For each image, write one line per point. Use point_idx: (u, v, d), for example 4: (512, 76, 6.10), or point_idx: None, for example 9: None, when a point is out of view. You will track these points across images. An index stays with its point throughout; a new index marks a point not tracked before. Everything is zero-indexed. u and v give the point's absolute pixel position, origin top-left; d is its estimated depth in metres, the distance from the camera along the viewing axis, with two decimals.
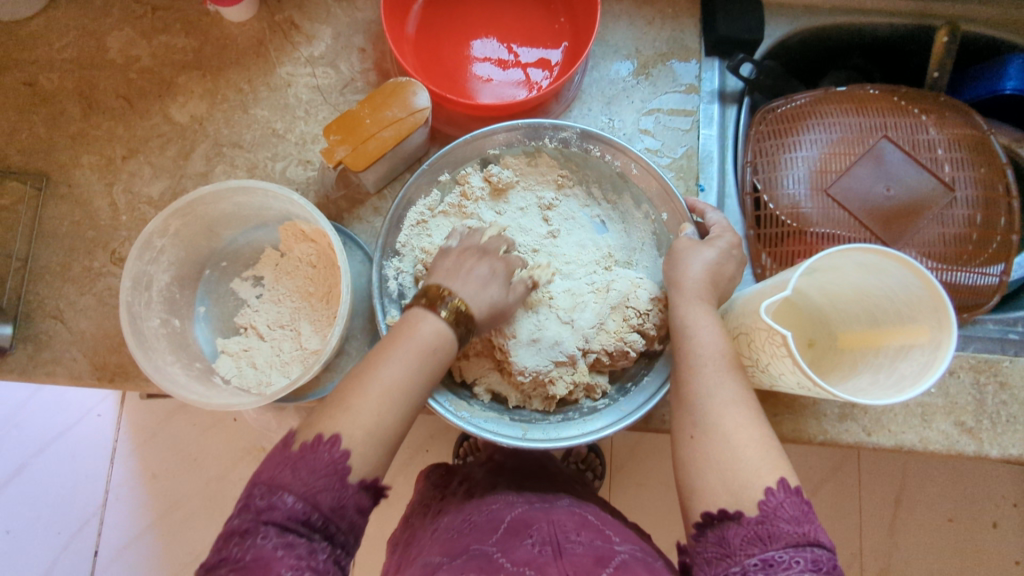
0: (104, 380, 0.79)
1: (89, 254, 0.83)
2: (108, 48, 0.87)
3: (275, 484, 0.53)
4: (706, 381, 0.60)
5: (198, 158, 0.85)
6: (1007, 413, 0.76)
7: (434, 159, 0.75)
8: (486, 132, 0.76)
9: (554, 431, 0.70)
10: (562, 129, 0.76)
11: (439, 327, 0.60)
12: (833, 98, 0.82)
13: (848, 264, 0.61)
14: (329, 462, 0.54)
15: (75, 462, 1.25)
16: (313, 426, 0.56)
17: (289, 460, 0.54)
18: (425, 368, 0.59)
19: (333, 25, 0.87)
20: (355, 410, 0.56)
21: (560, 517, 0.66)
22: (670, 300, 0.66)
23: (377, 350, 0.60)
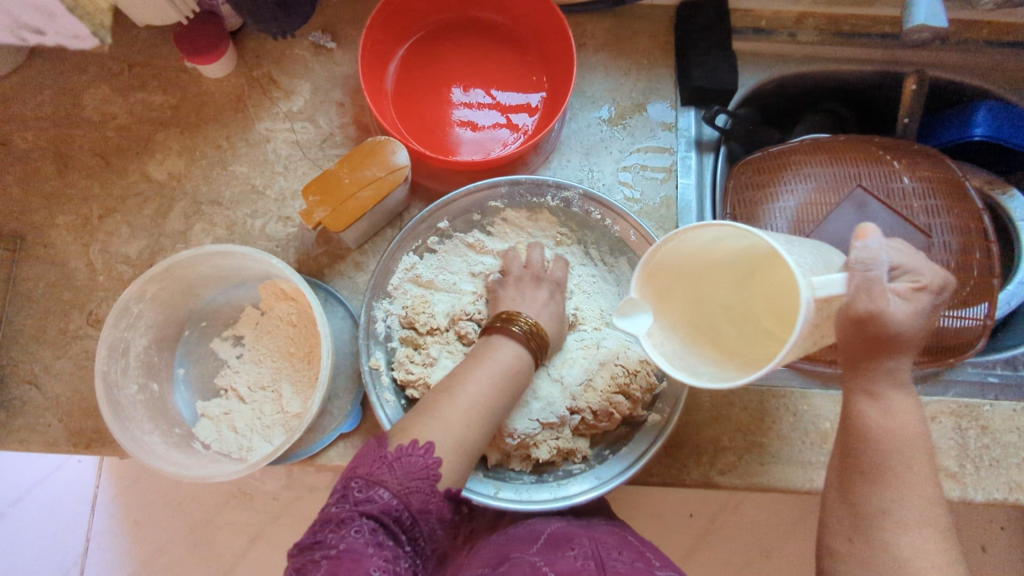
0: (80, 446, 0.78)
1: (65, 316, 0.81)
2: (84, 106, 0.86)
3: (373, 479, 0.52)
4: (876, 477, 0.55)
5: (177, 216, 0.84)
6: (989, 457, 0.76)
7: (434, 206, 0.76)
8: (489, 183, 0.77)
9: (527, 493, 0.70)
10: (565, 188, 0.77)
11: (518, 352, 0.62)
12: (813, 148, 0.84)
13: (723, 234, 0.56)
14: (422, 467, 0.53)
15: (55, 514, 1.22)
16: (407, 432, 0.55)
17: (385, 459, 0.54)
18: (510, 389, 0.60)
19: (311, 80, 0.87)
20: (448, 422, 0.55)
21: (601, 535, 0.67)
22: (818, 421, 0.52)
23: (459, 372, 0.60)
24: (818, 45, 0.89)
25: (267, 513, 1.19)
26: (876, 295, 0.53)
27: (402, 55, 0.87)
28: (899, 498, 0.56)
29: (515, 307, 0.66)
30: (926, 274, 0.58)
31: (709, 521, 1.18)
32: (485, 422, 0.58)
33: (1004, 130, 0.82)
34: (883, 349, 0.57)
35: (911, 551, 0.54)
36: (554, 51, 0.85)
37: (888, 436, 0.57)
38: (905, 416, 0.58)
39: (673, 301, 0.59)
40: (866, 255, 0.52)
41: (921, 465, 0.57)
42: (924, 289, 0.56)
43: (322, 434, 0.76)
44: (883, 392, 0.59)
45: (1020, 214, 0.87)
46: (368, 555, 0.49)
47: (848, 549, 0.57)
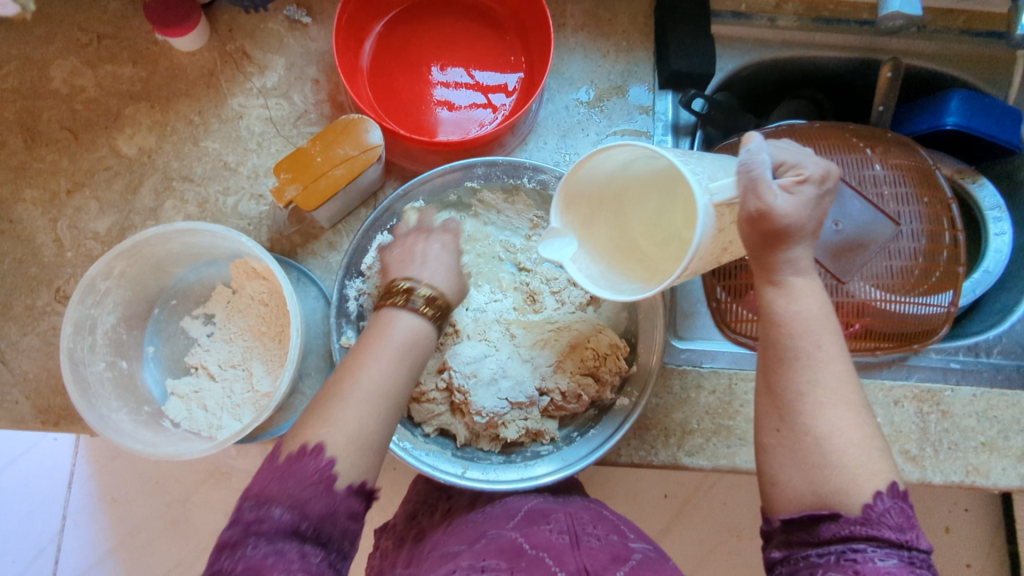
0: (48, 423, 0.77)
1: (32, 292, 0.80)
2: (51, 78, 0.84)
3: (262, 496, 0.51)
4: (808, 368, 0.54)
5: (147, 192, 0.83)
6: (949, 441, 0.78)
7: (409, 185, 0.76)
8: (466, 163, 0.76)
9: (494, 473, 0.71)
10: (542, 171, 0.77)
11: (412, 324, 0.59)
12: (785, 135, 0.84)
13: (634, 155, 0.60)
14: (317, 471, 0.52)
15: (30, 490, 1.22)
16: (298, 436, 0.53)
17: (274, 472, 0.52)
18: (407, 365, 0.57)
19: (286, 55, 0.86)
20: (343, 419, 0.53)
21: (576, 510, 0.68)
22: (788, 347, 0.55)
23: (354, 356, 0.58)
24: (797, 30, 0.88)
25: (245, 492, 1.19)
26: (763, 192, 0.51)
27: (378, 32, 0.86)
28: (818, 380, 0.53)
29: (404, 273, 0.62)
30: (807, 166, 0.54)
31: (683, 502, 1.20)
32: (385, 406, 0.55)
33: (976, 119, 0.82)
34: (781, 240, 0.53)
35: (831, 428, 0.52)
36: (532, 30, 0.84)
37: (808, 315, 0.55)
38: (809, 299, 0.55)
39: (588, 227, 0.65)
40: (749, 157, 0.51)
41: (835, 342, 0.55)
42: (806, 181, 0.53)
43: (294, 412, 0.77)
44: (785, 279, 0.55)
45: (988, 203, 0.88)
46: (268, 567, 0.48)
47: (777, 441, 0.55)
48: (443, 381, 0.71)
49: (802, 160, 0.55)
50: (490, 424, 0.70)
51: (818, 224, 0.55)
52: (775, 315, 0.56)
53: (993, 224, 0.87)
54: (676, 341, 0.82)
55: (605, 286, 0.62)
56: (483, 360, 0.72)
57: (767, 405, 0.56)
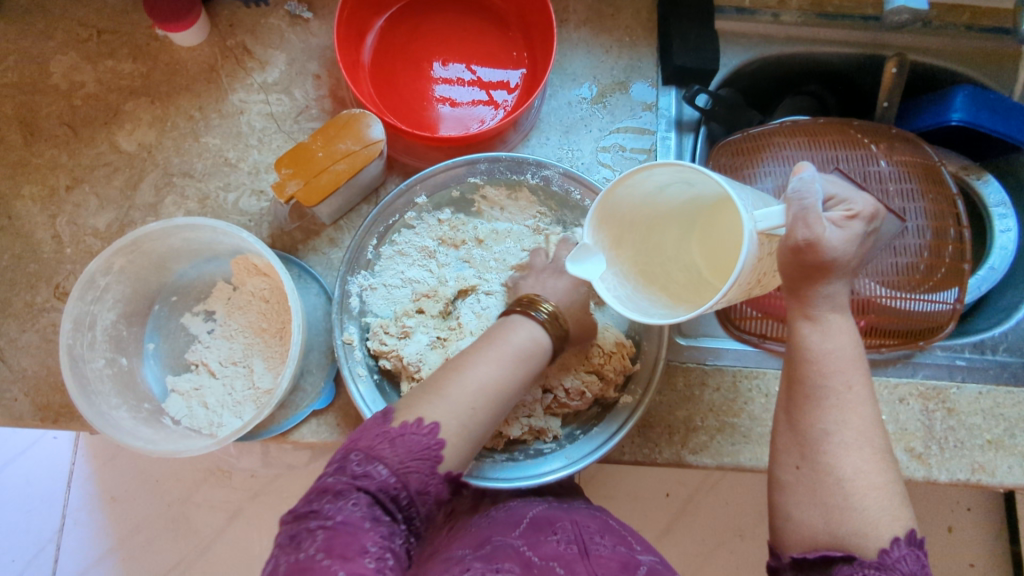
0: (47, 421, 0.77)
1: (31, 289, 0.80)
2: (50, 73, 0.84)
3: (373, 453, 0.52)
4: (832, 408, 0.55)
5: (147, 188, 0.82)
6: (954, 438, 0.78)
7: (413, 180, 0.76)
8: (469, 158, 0.77)
9: (498, 471, 0.70)
10: (546, 167, 0.77)
11: (535, 335, 0.62)
12: (786, 132, 0.84)
13: (671, 178, 0.60)
14: (424, 447, 0.53)
15: (29, 489, 1.21)
16: (412, 410, 0.55)
17: (386, 435, 0.53)
18: (523, 373, 0.60)
19: (287, 50, 0.85)
20: (454, 402, 0.56)
21: (582, 518, 0.68)
22: (810, 381, 0.56)
23: (470, 353, 0.60)
24: (801, 26, 0.88)
25: (245, 490, 1.19)
26: (814, 221, 0.51)
27: (380, 27, 0.85)
28: (843, 422, 0.54)
29: (535, 292, 0.66)
30: (856, 201, 0.56)
31: (685, 500, 1.20)
32: (492, 408, 0.57)
33: (982, 115, 0.82)
34: (823, 272, 0.54)
35: (855, 471, 0.53)
36: (534, 26, 0.84)
37: (841, 351, 0.56)
38: (841, 338, 0.56)
39: (616, 249, 0.63)
40: (803, 185, 0.51)
41: (864, 386, 0.56)
42: (855, 217, 0.55)
43: (294, 410, 0.76)
44: (822, 316, 0.57)
45: (993, 200, 0.88)
46: (364, 529, 0.48)
47: (796, 477, 0.55)
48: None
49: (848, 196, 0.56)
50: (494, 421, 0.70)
51: (859, 262, 0.57)
52: (809, 352, 0.56)
53: (997, 220, 0.87)
54: (678, 338, 0.81)
55: (633, 307, 0.59)
56: None
57: (789, 440, 0.57)
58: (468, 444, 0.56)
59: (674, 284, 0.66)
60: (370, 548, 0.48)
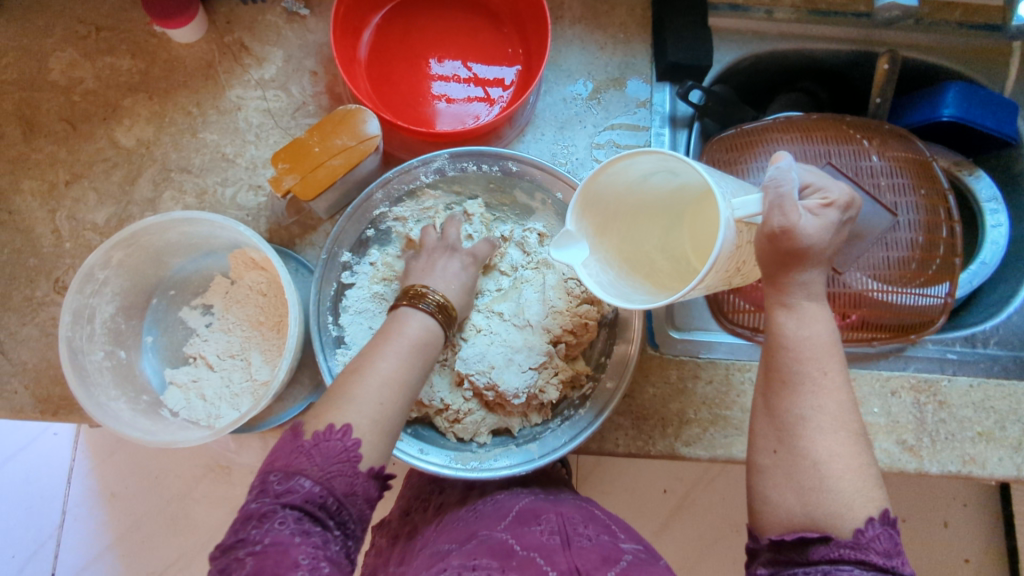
0: (47, 413, 0.77)
1: (31, 283, 0.81)
2: (50, 69, 0.85)
3: (292, 470, 0.52)
4: (809, 394, 0.55)
5: (145, 184, 0.83)
6: (945, 431, 0.78)
7: (350, 211, 0.75)
8: (405, 168, 0.76)
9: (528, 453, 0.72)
10: (481, 159, 0.78)
11: (426, 323, 0.63)
12: (738, 148, 0.84)
13: (655, 167, 0.60)
14: (342, 450, 0.53)
15: (29, 484, 1.22)
16: (320, 418, 0.55)
17: (302, 448, 0.53)
18: (421, 363, 0.60)
19: (284, 47, 0.86)
20: (357, 400, 0.56)
21: (567, 510, 0.69)
22: (789, 368, 0.56)
23: (369, 349, 0.60)
24: (794, 23, 0.88)
25: (245, 485, 1.19)
26: (790, 209, 0.52)
27: (376, 24, 0.86)
28: (819, 405, 0.55)
29: (423, 282, 0.67)
30: (832, 190, 0.57)
31: (682, 496, 1.20)
32: (399, 399, 0.58)
33: (973, 111, 0.82)
34: (799, 260, 0.55)
35: (829, 453, 0.53)
36: (529, 22, 0.84)
37: (819, 338, 0.56)
38: (820, 325, 0.56)
39: (601, 235, 0.64)
40: (780, 173, 0.51)
41: (840, 371, 0.56)
42: (831, 205, 0.56)
43: (292, 402, 0.77)
44: (798, 303, 0.57)
45: (985, 195, 0.88)
46: (294, 544, 0.49)
47: (773, 460, 0.55)
48: (468, 391, 0.73)
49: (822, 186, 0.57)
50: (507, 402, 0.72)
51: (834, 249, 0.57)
52: (786, 339, 0.57)
53: (989, 216, 0.88)
54: (672, 332, 0.82)
55: (615, 292, 0.60)
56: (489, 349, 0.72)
57: (766, 426, 0.57)
58: (382, 432, 0.56)
59: (658, 272, 0.67)
60: (303, 561, 0.48)
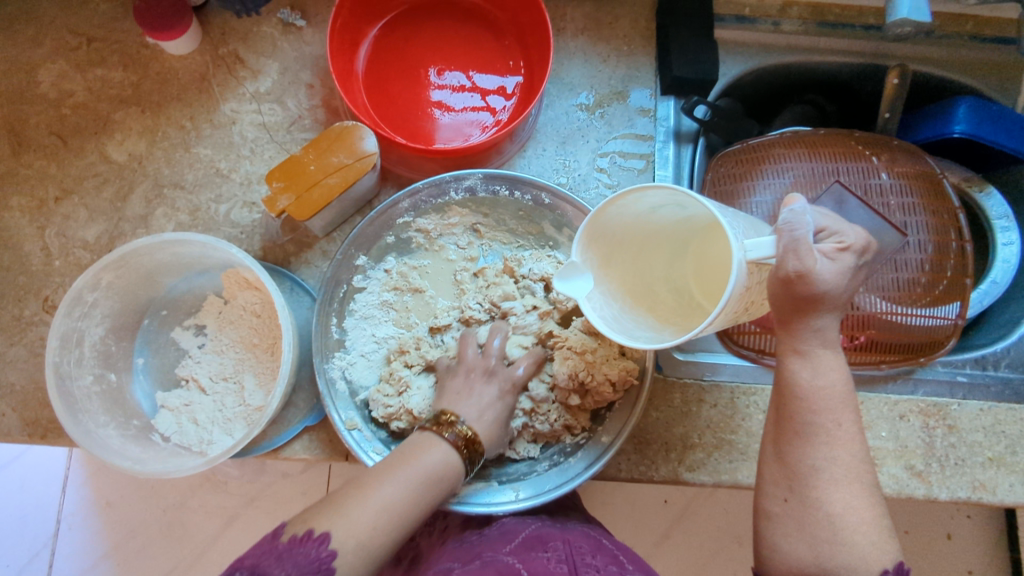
0: (35, 437, 0.75)
1: (20, 301, 0.79)
2: (39, 82, 0.83)
3: (257, 570, 0.50)
4: (822, 447, 0.55)
5: (137, 200, 0.81)
6: (955, 456, 0.76)
7: (375, 214, 0.74)
8: (436, 183, 0.75)
9: (545, 484, 0.70)
10: (527, 187, 0.76)
11: (448, 456, 0.60)
12: (763, 154, 0.82)
13: (665, 201, 0.59)
14: (314, 559, 0.50)
15: (22, 496, 1.20)
16: (305, 521, 0.53)
17: (276, 552, 0.51)
18: (431, 494, 0.58)
19: (280, 59, 0.84)
20: (367, 538, 0.53)
21: (575, 538, 0.67)
22: (806, 420, 0.55)
23: (379, 468, 0.58)
24: (802, 35, 0.86)
25: (241, 497, 1.18)
26: (806, 253, 0.50)
27: (374, 35, 0.84)
28: (832, 458, 0.55)
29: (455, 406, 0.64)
30: (847, 233, 0.55)
31: (683, 508, 1.19)
32: (393, 529, 0.54)
33: (985, 127, 0.80)
34: (813, 304, 0.53)
35: (844, 505, 0.53)
36: (531, 34, 0.82)
37: (835, 387, 0.55)
38: (834, 374, 0.55)
39: (607, 267, 0.63)
40: (793, 216, 0.50)
41: (853, 424, 0.56)
42: (846, 248, 0.53)
43: (286, 426, 0.75)
44: (812, 351, 0.56)
45: (996, 213, 0.86)
46: None
47: (783, 509, 0.56)
48: None
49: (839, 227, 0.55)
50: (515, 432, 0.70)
51: (851, 294, 0.55)
52: (799, 389, 0.56)
53: (1000, 233, 0.86)
54: (676, 352, 0.80)
55: (619, 330, 0.60)
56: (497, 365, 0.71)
57: (778, 473, 0.57)
58: (386, 523, 0.54)
59: (663, 303, 0.67)
60: None
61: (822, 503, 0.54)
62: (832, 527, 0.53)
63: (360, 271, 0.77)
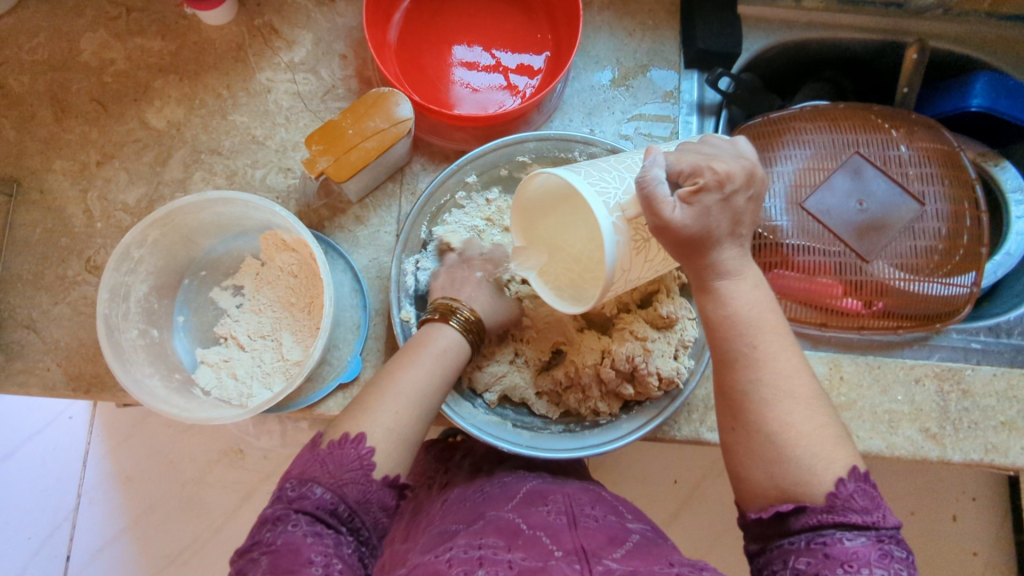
0: (79, 391, 0.78)
1: (63, 262, 0.81)
2: (81, 50, 0.85)
3: (305, 477, 0.54)
4: (753, 367, 0.54)
5: (176, 165, 0.83)
6: (969, 419, 0.79)
7: (464, 159, 0.77)
8: (518, 139, 0.78)
9: (553, 441, 0.72)
10: (593, 144, 0.78)
11: (454, 338, 0.65)
12: (806, 116, 0.85)
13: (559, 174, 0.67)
14: (356, 458, 0.55)
15: (47, 465, 1.23)
16: (339, 427, 0.57)
17: (318, 457, 0.55)
18: (444, 372, 0.63)
19: (314, 31, 0.86)
20: (401, 416, 0.58)
21: (574, 491, 0.69)
22: (733, 347, 0.55)
23: (399, 360, 0.63)
24: (823, 11, 0.89)
25: (260, 471, 1.20)
26: (661, 204, 0.52)
27: (406, 8, 0.86)
28: (763, 378, 0.53)
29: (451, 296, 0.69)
30: (703, 172, 0.53)
31: (693, 485, 1.21)
32: (420, 408, 0.60)
33: (1001, 101, 0.82)
34: (701, 248, 0.54)
35: (782, 424, 0.52)
36: (560, 8, 0.84)
37: (741, 318, 0.55)
38: (746, 303, 0.55)
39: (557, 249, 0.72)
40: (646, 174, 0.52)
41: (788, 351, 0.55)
42: (702, 190, 0.52)
43: (321, 383, 0.78)
44: (734, 281, 0.56)
45: (1010, 186, 0.89)
46: (307, 542, 0.50)
47: (734, 439, 0.54)
48: (516, 358, 0.74)
49: (702, 165, 0.53)
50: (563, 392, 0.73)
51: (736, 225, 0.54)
52: (722, 314, 0.55)
53: (1014, 206, 0.88)
54: None
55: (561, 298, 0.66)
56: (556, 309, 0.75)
57: (723, 406, 0.56)
58: (400, 437, 0.58)
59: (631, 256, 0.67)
60: (316, 559, 0.49)
61: (763, 425, 0.52)
62: (773, 444, 0.51)
63: (467, 189, 0.81)
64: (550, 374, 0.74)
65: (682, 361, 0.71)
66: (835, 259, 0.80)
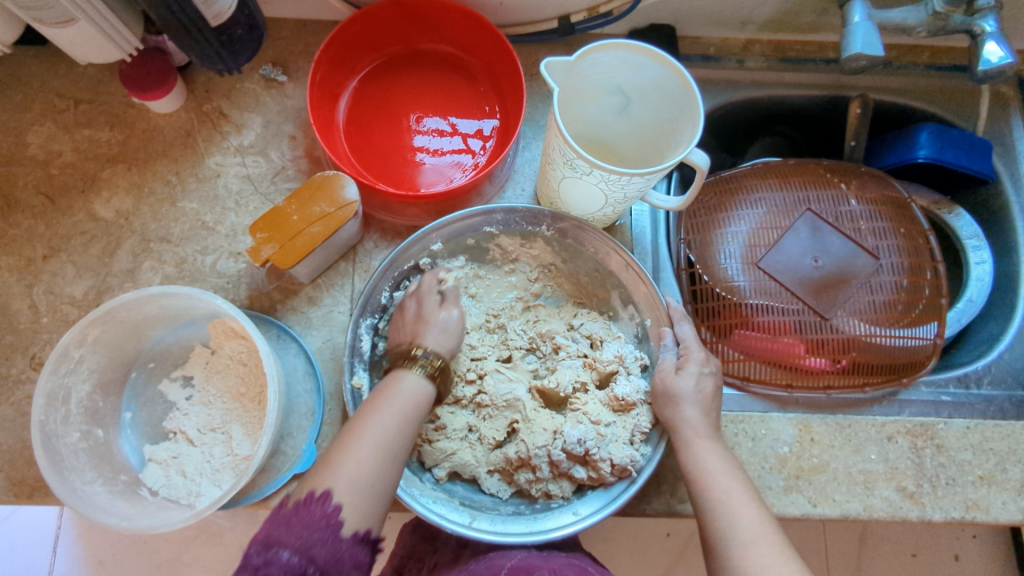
0: (22, 496, 0.75)
1: (6, 360, 0.79)
2: (28, 144, 0.85)
3: (270, 541, 0.51)
4: (699, 475, 0.63)
5: (124, 255, 0.82)
6: (946, 476, 0.75)
7: (426, 229, 0.75)
8: (483, 211, 0.76)
9: (502, 524, 0.68)
10: (560, 219, 0.77)
11: (420, 385, 0.63)
12: (758, 173, 0.85)
13: (647, 70, 0.65)
14: (321, 517, 0.53)
15: (12, 558, 1.18)
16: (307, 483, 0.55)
17: (283, 518, 0.53)
18: (412, 420, 0.61)
19: (262, 113, 0.86)
20: (364, 465, 0.56)
21: (558, 566, 0.68)
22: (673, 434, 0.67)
23: (365, 408, 0.61)
24: (766, 70, 0.90)
25: (237, 548, 1.15)
26: None
27: (353, 87, 0.87)
28: (706, 480, 0.63)
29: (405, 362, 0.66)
30: None
31: (687, 540, 1.17)
32: (389, 463, 0.57)
33: (948, 152, 0.83)
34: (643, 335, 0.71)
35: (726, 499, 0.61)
36: (504, 78, 0.85)
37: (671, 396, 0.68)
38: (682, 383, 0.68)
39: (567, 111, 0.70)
40: None
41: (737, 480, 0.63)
42: None
43: (275, 475, 0.75)
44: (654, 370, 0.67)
45: (966, 233, 0.88)
46: None
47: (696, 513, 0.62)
48: (473, 436, 0.72)
49: None
50: (517, 470, 0.70)
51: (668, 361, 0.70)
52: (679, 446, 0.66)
53: (972, 252, 0.88)
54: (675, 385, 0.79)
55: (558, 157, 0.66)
56: (512, 386, 0.73)
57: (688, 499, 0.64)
58: (370, 494, 0.55)
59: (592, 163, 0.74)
60: None
61: (710, 495, 0.61)
62: (717, 510, 0.60)
63: (433, 257, 0.79)
64: (502, 452, 0.71)
65: (637, 448, 0.70)
66: (793, 316, 0.80)
